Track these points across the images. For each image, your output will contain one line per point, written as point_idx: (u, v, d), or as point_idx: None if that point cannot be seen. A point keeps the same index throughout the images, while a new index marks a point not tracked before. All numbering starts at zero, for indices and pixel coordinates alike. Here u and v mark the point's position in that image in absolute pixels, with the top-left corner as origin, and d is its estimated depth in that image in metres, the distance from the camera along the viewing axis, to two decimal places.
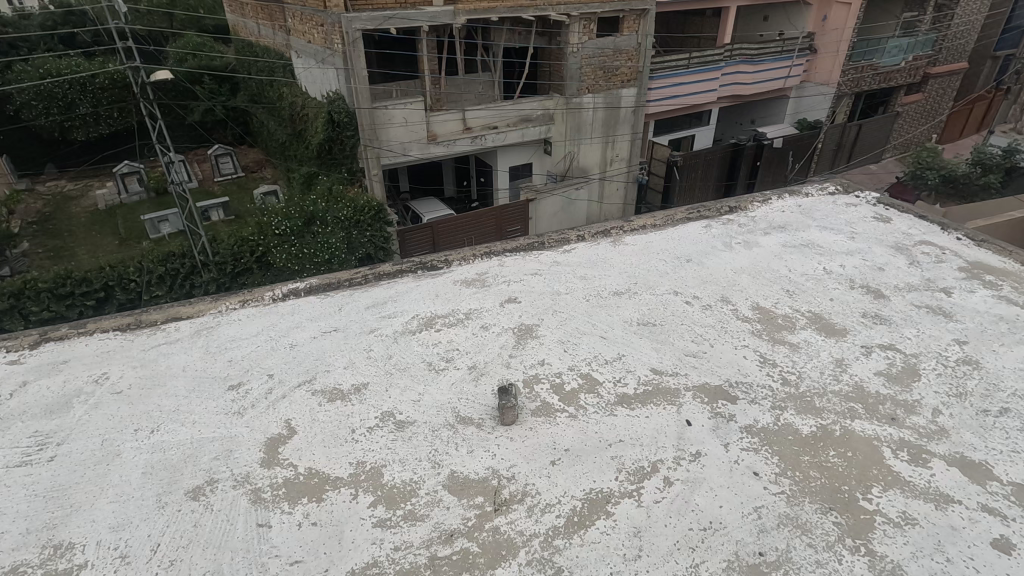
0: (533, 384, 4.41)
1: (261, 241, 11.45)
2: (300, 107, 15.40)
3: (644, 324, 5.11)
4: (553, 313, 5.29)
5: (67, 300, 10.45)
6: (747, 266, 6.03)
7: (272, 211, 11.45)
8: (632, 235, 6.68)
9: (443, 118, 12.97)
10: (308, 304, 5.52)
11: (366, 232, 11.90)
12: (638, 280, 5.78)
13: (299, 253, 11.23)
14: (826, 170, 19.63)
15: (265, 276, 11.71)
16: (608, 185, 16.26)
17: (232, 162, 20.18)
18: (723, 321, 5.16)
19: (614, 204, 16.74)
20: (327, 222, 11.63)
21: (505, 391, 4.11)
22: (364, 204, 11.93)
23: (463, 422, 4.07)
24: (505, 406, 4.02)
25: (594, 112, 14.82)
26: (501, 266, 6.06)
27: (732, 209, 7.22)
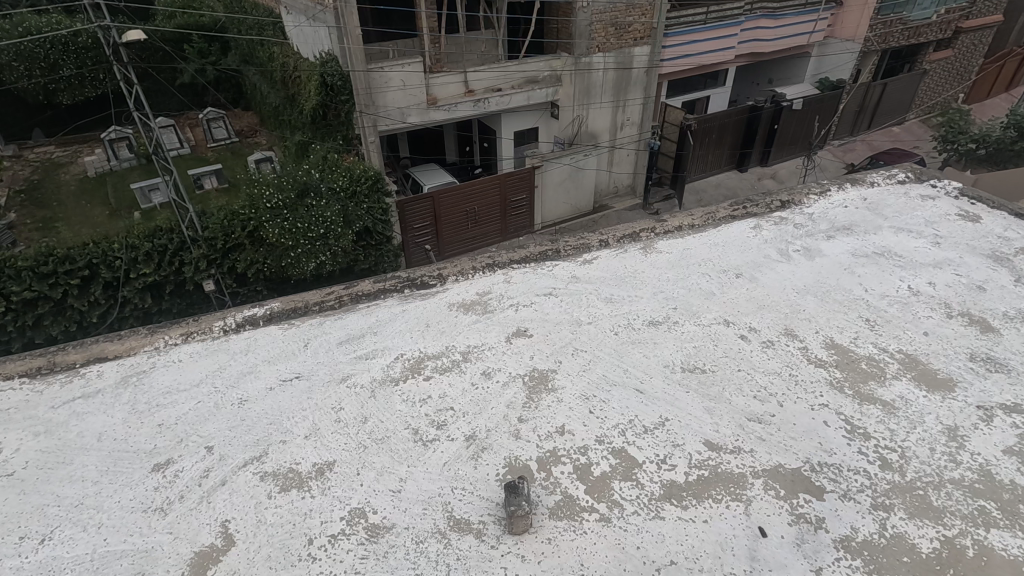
0: (552, 468, 3.35)
1: (252, 215, 9.68)
2: (290, 69, 13.99)
3: (690, 370, 4.01)
4: (572, 353, 4.18)
5: (49, 281, 8.67)
6: (814, 284, 4.86)
7: (262, 182, 9.83)
8: (665, 240, 5.50)
9: (444, 80, 11.50)
10: (268, 337, 4.43)
11: (364, 204, 10.43)
12: (678, 306, 4.63)
13: (292, 228, 9.56)
14: (846, 134, 18.10)
15: (258, 253, 9.80)
16: (618, 154, 14.78)
17: (225, 126, 18.58)
18: (791, 366, 4.04)
19: (623, 174, 15.26)
20: (322, 194, 9.97)
21: (512, 485, 3.05)
22: (360, 174, 10.45)
23: (458, 530, 3.05)
24: (516, 506, 2.98)
25: (604, 73, 13.26)
26: (508, 284, 4.93)
27: (785, 203, 6.01)
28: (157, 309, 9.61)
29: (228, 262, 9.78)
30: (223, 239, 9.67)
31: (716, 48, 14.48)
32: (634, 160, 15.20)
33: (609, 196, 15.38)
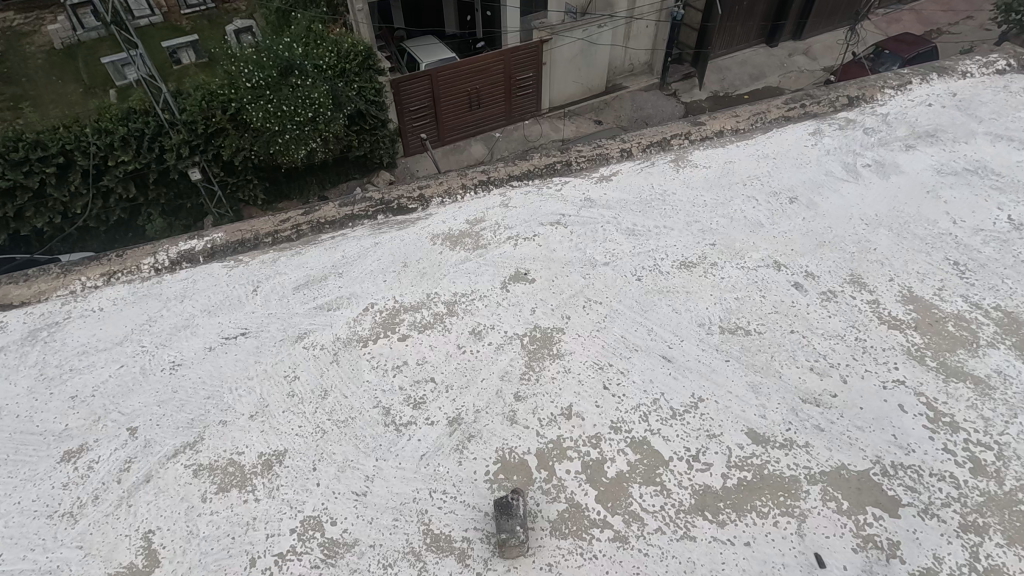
0: (553, 466, 2.67)
1: (232, 95, 8.15)
2: None
3: (730, 333, 3.21)
4: (583, 306, 3.38)
5: (24, 169, 7.54)
6: (889, 212, 3.88)
7: (241, 56, 8.12)
8: (702, 150, 4.43)
9: None
10: (209, 280, 3.60)
11: (354, 84, 8.83)
12: (716, 242, 3.72)
13: (276, 111, 8.04)
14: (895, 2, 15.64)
15: (244, 140, 8.41)
16: (637, 26, 12.35)
17: None
18: (858, 326, 3.21)
19: (641, 49, 12.94)
20: (309, 73, 8.20)
21: (501, 502, 2.41)
22: (350, 50, 8.71)
23: (437, 548, 2.46)
24: (509, 526, 2.35)
25: None
26: (505, 210, 3.99)
27: (853, 100, 4.79)
28: (143, 200, 8.52)
29: (213, 148, 8.41)
30: (202, 124, 8.18)
31: None
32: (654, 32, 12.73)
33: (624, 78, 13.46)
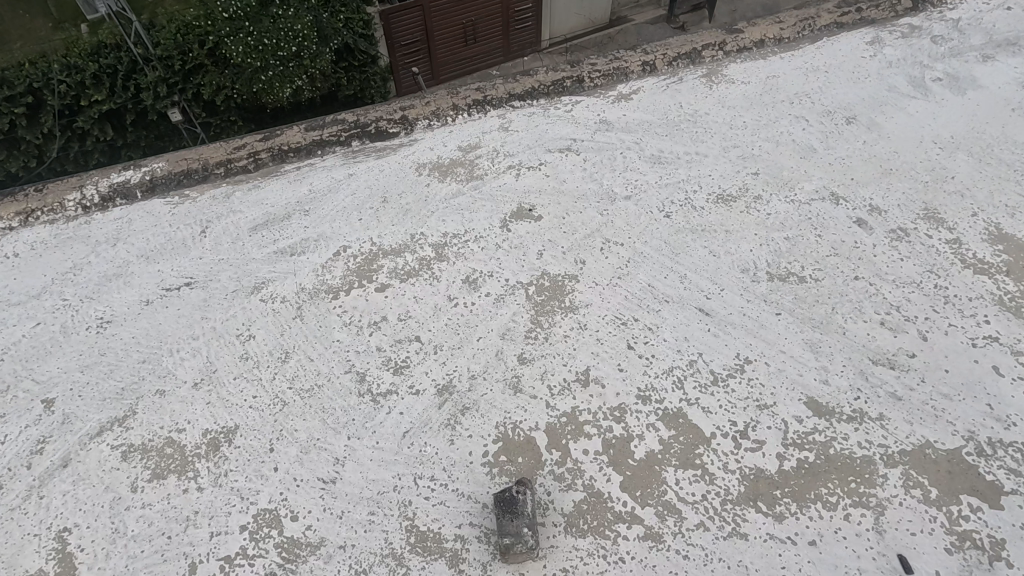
0: (566, 448, 2.16)
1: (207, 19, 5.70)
2: None
3: (781, 282, 2.62)
4: (600, 249, 2.78)
5: None
6: (967, 134, 3.22)
7: None
8: (740, 63, 3.70)
9: None
10: (149, 219, 2.98)
11: (340, 13, 6.36)
12: (761, 171, 3.08)
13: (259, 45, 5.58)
14: None
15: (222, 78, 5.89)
16: None
17: None
18: (938, 271, 2.63)
19: None
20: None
21: (502, 496, 1.92)
22: None
23: (422, 551, 1.97)
24: (513, 525, 1.86)
25: None
26: (505, 135, 3.32)
27: (918, 3, 4.00)
28: None
29: (194, 88, 5.98)
30: (179, 60, 5.80)
31: None
32: None
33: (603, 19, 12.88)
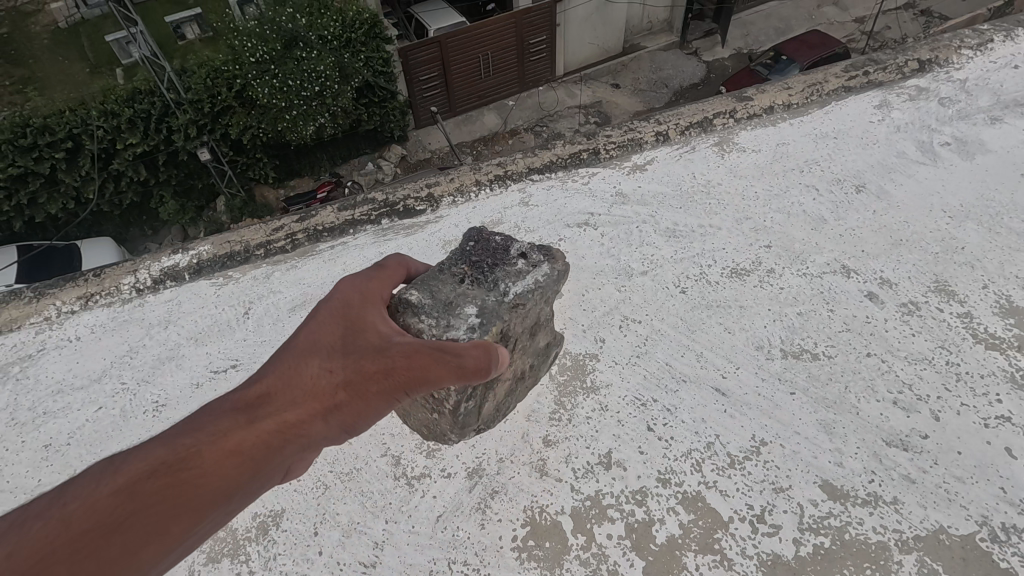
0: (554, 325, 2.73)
1: (235, 71, 7.68)
2: None
3: (795, 359, 2.72)
4: (618, 326, 2.91)
5: (33, 155, 7.38)
6: (976, 201, 3.31)
7: (239, 30, 7.63)
8: (750, 130, 3.84)
9: None
10: (199, 299, 3.21)
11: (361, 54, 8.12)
12: (774, 243, 3.19)
13: (279, 89, 7.60)
14: None
15: (251, 118, 7.99)
16: None
17: None
18: (949, 344, 2.73)
19: None
20: (311, 46, 7.73)
21: (482, 255, 2.48)
22: (355, 18, 8.04)
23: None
24: (461, 288, 2.35)
25: None
26: (528, 210, 3.48)
27: (926, 64, 4.12)
28: (155, 181, 8.32)
29: (221, 128, 8.02)
30: (207, 103, 7.79)
31: None
32: None
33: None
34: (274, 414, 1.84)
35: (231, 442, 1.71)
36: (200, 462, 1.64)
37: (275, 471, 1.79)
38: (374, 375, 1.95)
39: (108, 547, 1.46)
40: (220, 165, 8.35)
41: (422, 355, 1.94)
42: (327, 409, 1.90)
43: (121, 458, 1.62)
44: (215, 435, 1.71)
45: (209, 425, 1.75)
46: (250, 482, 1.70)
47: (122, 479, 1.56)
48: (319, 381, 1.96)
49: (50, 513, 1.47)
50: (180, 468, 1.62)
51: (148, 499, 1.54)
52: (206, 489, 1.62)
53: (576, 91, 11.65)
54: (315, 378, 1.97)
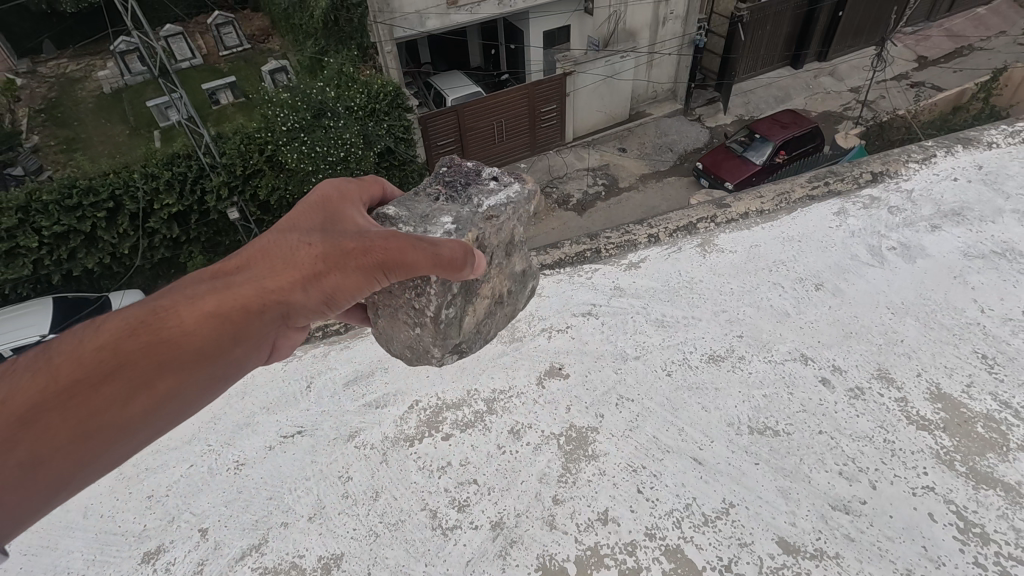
0: (522, 260, 3.66)
1: (268, 138, 9.06)
2: None
3: (759, 435, 3.34)
4: (615, 403, 3.53)
5: (77, 214, 8.59)
6: (915, 300, 3.97)
7: (275, 100, 8.96)
8: (728, 233, 4.49)
9: None
10: (267, 372, 3.87)
11: (384, 123, 9.64)
12: (744, 333, 3.83)
13: (310, 152, 8.91)
14: (842, 51, 18.48)
15: (279, 179, 9.40)
16: (656, 59, 15.84)
17: (235, 32, 18.29)
18: (885, 425, 3.35)
19: (662, 79, 16.55)
20: (340, 116, 9.13)
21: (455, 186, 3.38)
22: (378, 90, 9.49)
23: (385, 314, 3.29)
24: (437, 211, 3.21)
25: None
26: (540, 299, 4.14)
27: (878, 175, 4.84)
28: (185, 239, 9.71)
29: (250, 189, 9.41)
30: (240, 167, 9.14)
31: None
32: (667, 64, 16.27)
33: (545, 143, 15.69)
34: (248, 286, 2.41)
35: (208, 302, 2.27)
36: (176, 319, 2.17)
37: (253, 328, 2.35)
38: (343, 254, 2.55)
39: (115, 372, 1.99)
40: (247, 222, 9.66)
41: (390, 241, 2.56)
42: (297, 280, 2.48)
43: (109, 316, 2.12)
44: (194, 300, 2.26)
45: (192, 295, 2.29)
46: (227, 340, 2.26)
47: (108, 329, 2.05)
48: (291, 261, 2.54)
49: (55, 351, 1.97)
50: (164, 322, 2.14)
51: (137, 342, 2.06)
52: (193, 339, 2.16)
53: (587, 154, 15.84)
54: (289, 261, 2.54)
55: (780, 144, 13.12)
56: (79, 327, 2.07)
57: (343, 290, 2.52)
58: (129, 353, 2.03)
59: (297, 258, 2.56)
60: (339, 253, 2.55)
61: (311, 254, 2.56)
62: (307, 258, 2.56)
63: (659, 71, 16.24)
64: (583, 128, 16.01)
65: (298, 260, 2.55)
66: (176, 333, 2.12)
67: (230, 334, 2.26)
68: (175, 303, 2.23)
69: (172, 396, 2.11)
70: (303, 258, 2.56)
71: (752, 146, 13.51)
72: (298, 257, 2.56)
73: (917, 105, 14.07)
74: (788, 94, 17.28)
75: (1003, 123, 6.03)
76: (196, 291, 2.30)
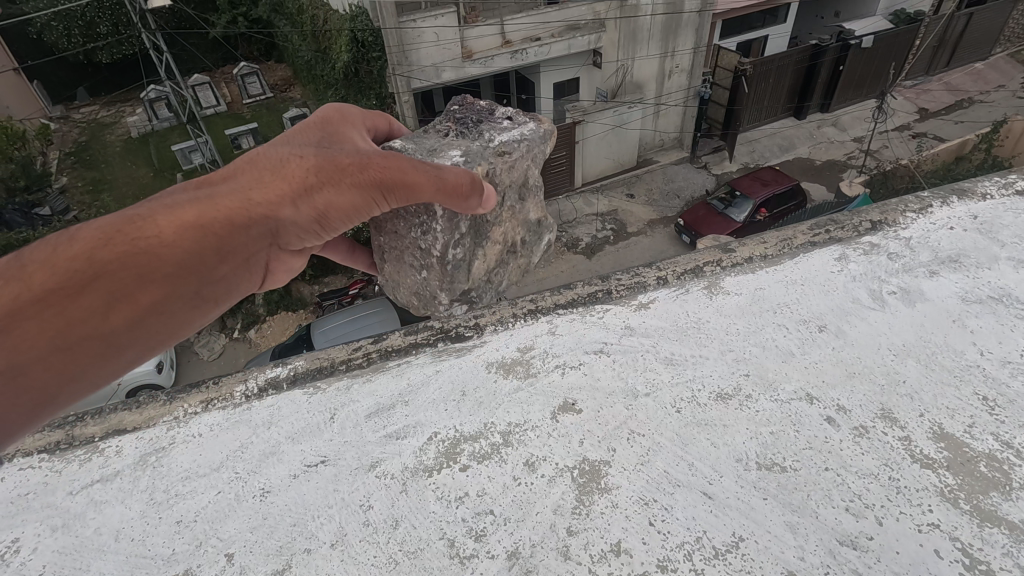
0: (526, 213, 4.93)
1: None
2: (323, 24, 15.23)
3: (766, 470, 3.46)
4: (627, 438, 3.66)
5: None
6: (917, 342, 4.13)
7: None
8: (734, 277, 4.69)
9: (479, 34, 12.97)
10: (294, 403, 4.06)
11: None
12: (751, 372, 3.98)
13: None
14: (843, 104, 19.02)
15: None
16: (662, 110, 16.61)
17: (259, 82, 19.25)
18: (890, 463, 3.46)
19: (668, 130, 17.23)
20: None
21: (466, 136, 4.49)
22: None
23: (396, 260, 4.68)
24: (445, 147, 4.35)
25: (651, 18, 14.49)
26: (554, 335, 4.34)
27: (876, 224, 5.05)
28: None
29: None
30: None
31: None
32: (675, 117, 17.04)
33: (555, 188, 16.21)
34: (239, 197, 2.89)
35: (189, 214, 2.68)
36: (154, 226, 2.57)
37: (247, 232, 2.86)
38: (338, 169, 3.16)
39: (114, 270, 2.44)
40: None
41: (385, 165, 3.28)
42: (287, 196, 3.01)
43: (86, 227, 2.50)
44: (172, 211, 2.65)
45: (174, 205, 2.70)
46: (213, 243, 2.72)
47: (89, 237, 2.46)
48: (282, 176, 3.06)
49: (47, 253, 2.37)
50: (145, 232, 2.54)
51: (124, 247, 2.48)
52: (180, 244, 2.60)
53: (592, 200, 16.31)
54: (279, 177, 3.05)
55: (761, 202, 13.98)
56: (62, 236, 2.44)
57: (331, 205, 3.10)
58: (109, 261, 2.43)
59: (286, 175, 3.07)
60: (330, 171, 3.13)
61: (297, 174, 3.08)
62: (297, 174, 3.08)
63: (666, 123, 16.97)
64: (592, 174, 16.54)
65: (289, 177, 3.06)
66: (160, 243, 2.54)
67: (217, 243, 2.73)
68: (153, 215, 2.61)
69: (171, 288, 2.60)
70: (295, 174, 3.08)
71: (734, 204, 14.21)
72: (288, 174, 3.07)
73: (920, 155, 14.43)
74: (792, 143, 17.78)
75: (994, 177, 6.31)
76: (177, 203, 2.71)
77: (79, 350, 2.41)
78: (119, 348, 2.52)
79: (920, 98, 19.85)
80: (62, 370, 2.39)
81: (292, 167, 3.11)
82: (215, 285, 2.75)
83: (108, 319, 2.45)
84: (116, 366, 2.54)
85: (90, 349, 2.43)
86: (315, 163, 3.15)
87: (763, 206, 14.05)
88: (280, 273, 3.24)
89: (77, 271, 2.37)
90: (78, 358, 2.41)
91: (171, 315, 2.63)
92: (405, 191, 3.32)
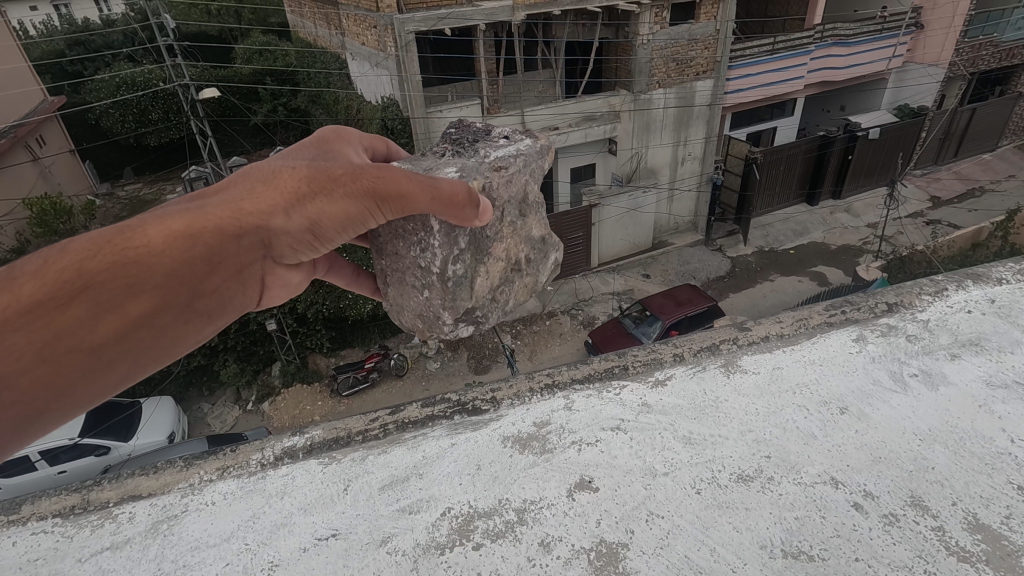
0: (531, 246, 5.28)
1: None
2: (355, 110, 16.53)
3: (793, 561, 3.31)
4: (646, 519, 3.56)
5: None
6: (942, 427, 4.03)
7: None
8: (750, 356, 4.70)
9: (500, 121, 13.86)
10: (307, 474, 4.04)
11: None
12: (773, 454, 3.90)
13: None
14: (856, 189, 19.60)
15: None
16: (676, 194, 17.23)
17: None
18: (925, 555, 3.30)
19: (683, 213, 17.82)
20: None
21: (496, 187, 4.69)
22: None
23: (395, 286, 4.82)
24: (441, 166, 4.53)
25: (664, 110, 15.42)
26: (570, 412, 4.32)
27: (892, 306, 5.08)
28: None
29: None
30: None
31: (780, 77, 16.41)
32: (689, 201, 17.68)
33: (571, 267, 16.51)
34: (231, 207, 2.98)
35: (179, 224, 2.73)
36: (144, 237, 2.60)
37: (241, 239, 2.95)
38: (332, 180, 3.32)
39: (102, 280, 2.46)
40: None
41: (374, 176, 3.45)
42: (280, 205, 3.12)
43: (74, 240, 2.54)
44: (160, 222, 2.68)
45: (163, 217, 2.75)
46: (204, 252, 2.77)
47: (78, 251, 2.49)
48: (275, 187, 3.19)
49: (34, 268, 2.40)
50: (135, 242, 2.58)
51: (109, 257, 2.50)
52: (169, 252, 2.63)
53: (610, 280, 16.54)
54: (272, 186, 3.19)
55: (670, 322, 12.87)
56: (52, 250, 2.49)
57: (323, 213, 3.23)
58: (98, 271, 2.45)
59: (279, 185, 3.20)
60: (324, 181, 3.30)
61: (289, 185, 3.21)
62: (292, 184, 3.22)
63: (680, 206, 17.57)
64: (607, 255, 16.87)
65: (282, 187, 3.20)
66: (149, 252, 2.57)
67: (208, 252, 2.78)
68: (143, 225, 2.65)
69: (161, 297, 2.61)
70: (291, 184, 3.23)
71: (641, 324, 13.24)
72: (280, 184, 3.20)
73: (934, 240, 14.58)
74: (806, 228, 18.14)
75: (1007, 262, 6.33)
76: (168, 215, 2.77)
77: (66, 364, 2.41)
78: (110, 361, 2.53)
79: (929, 184, 20.31)
80: (50, 386, 2.40)
81: (285, 178, 3.24)
82: (207, 295, 2.79)
83: (95, 331, 2.45)
84: (110, 380, 2.57)
85: (78, 362, 2.44)
86: (308, 173, 3.29)
87: (675, 327, 12.91)
88: (275, 286, 3.32)
89: (67, 282, 2.39)
90: (64, 374, 2.41)
91: (161, 325, 2.65)
92: (397, 202, 3.51)
